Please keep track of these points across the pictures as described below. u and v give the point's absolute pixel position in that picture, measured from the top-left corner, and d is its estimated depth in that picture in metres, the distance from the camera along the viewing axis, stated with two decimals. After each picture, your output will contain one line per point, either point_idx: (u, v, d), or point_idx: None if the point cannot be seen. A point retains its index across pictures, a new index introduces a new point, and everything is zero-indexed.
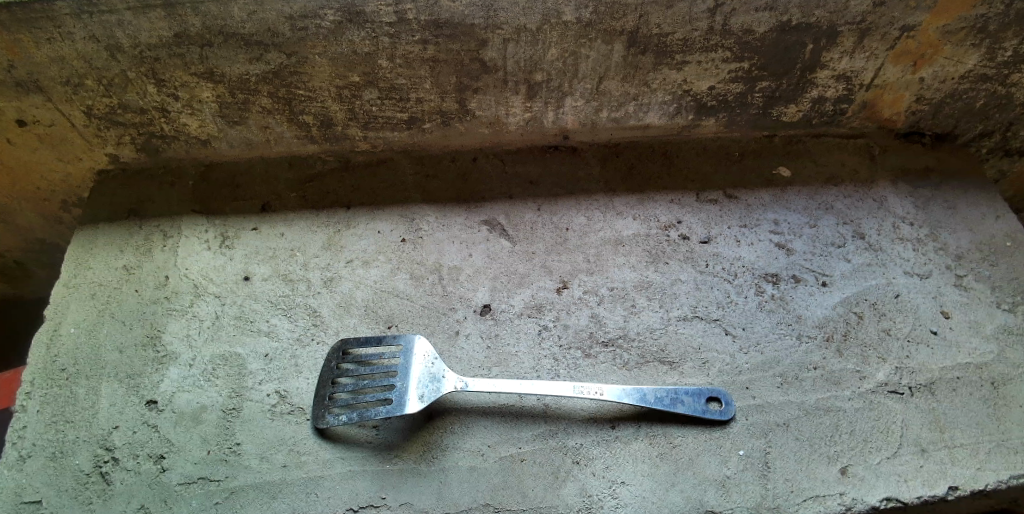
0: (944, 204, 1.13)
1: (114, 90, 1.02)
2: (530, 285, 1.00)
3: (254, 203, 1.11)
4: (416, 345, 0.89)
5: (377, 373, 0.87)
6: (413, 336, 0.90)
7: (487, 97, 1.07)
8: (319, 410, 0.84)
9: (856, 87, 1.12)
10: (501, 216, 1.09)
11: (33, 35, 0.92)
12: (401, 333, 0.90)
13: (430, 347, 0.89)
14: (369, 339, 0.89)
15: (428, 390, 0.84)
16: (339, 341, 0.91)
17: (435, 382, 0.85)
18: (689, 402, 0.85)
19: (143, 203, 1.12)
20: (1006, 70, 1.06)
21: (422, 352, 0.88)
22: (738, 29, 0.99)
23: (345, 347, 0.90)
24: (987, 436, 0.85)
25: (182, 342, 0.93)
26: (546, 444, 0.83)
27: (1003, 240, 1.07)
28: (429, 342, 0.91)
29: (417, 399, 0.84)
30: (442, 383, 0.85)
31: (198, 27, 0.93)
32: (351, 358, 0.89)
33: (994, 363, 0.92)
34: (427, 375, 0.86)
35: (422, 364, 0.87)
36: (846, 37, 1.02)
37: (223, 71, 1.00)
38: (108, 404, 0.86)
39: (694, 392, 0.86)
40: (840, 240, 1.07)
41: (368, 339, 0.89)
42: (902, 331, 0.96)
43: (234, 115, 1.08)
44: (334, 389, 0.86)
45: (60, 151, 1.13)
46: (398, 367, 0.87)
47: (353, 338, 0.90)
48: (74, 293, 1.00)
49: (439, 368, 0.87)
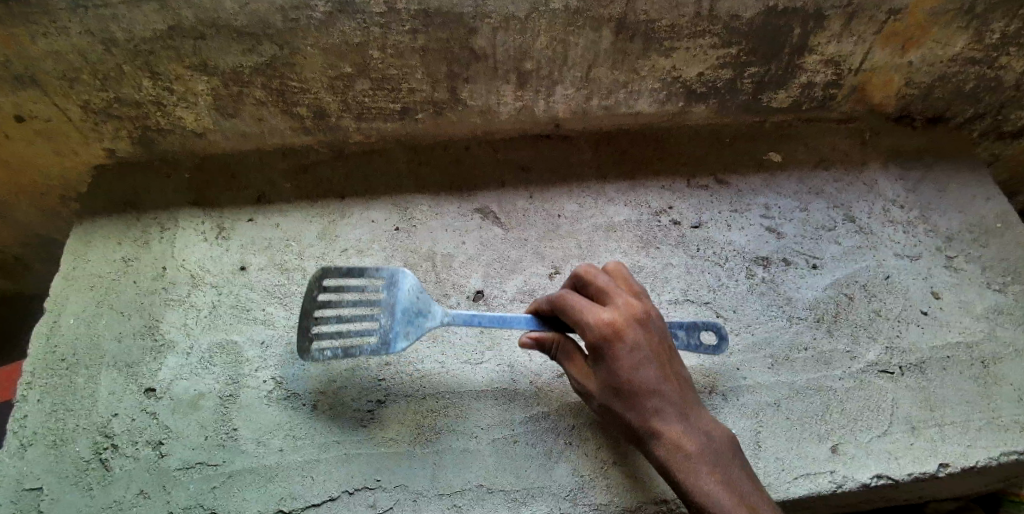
0: (934, 187, 1.15)
1: (110, 84, 1.03)
2: (523, 271, 1.00)
3: (249, 194, 1.13)
4: (402, 279, 0.87)
5: (360, 307, 0.85)
6: (396, 269, 0.88)
7: (478, 85, 1.08)
8: (305, 343, 0.84)
9: (845, 72, 1.13)
10: (493, 204, 1.09)
11: (28, 30, 0.93)
12: (382, 266, 0.88)
13: (415, 281, 0.88)
14: (350, 271, 0.87)
15: (415, 327, 0.85)
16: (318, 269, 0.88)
17: (422, 318, 0.85)
18: (684, 337, 0.84)
19: (139, 195, 1.13)
20: (995, 52, 1.09)
21: (408, 286, 0.87)
22: (725, 14, 1.00)
23: (326, 278, 0.87)
24: (978, 414, 0.87)
25: (179, 331, 0.94)
26: (538, 426, 0.84)
27: (993, 221, 1.10)
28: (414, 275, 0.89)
29: (401, 338, 0.84)
30: (429, 319, 0.85)
31: (191, 19, 0.94)
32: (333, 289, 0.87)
33: (985, 342, 0.94)
34: (412, 313, 0.85)
35: (409, 300, 0.86)
36: (833, 21, 1.03)
37: (217, 64, 1.01)
38: (108, 392, 0.88)
39: (689, 326, 0.85)
40: (831, 224, 1.08)
41: (350, 273, 0.87)
42: (893, 312, 0.97)
43: (228, 107, 1.09)
44: (317, 321, 0.85)
45: (58, 145, 1.14)
46: (382, 302, 0.86)
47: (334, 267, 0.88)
48: (73, 285, 1.01)
49: (425, 304, 0.86)
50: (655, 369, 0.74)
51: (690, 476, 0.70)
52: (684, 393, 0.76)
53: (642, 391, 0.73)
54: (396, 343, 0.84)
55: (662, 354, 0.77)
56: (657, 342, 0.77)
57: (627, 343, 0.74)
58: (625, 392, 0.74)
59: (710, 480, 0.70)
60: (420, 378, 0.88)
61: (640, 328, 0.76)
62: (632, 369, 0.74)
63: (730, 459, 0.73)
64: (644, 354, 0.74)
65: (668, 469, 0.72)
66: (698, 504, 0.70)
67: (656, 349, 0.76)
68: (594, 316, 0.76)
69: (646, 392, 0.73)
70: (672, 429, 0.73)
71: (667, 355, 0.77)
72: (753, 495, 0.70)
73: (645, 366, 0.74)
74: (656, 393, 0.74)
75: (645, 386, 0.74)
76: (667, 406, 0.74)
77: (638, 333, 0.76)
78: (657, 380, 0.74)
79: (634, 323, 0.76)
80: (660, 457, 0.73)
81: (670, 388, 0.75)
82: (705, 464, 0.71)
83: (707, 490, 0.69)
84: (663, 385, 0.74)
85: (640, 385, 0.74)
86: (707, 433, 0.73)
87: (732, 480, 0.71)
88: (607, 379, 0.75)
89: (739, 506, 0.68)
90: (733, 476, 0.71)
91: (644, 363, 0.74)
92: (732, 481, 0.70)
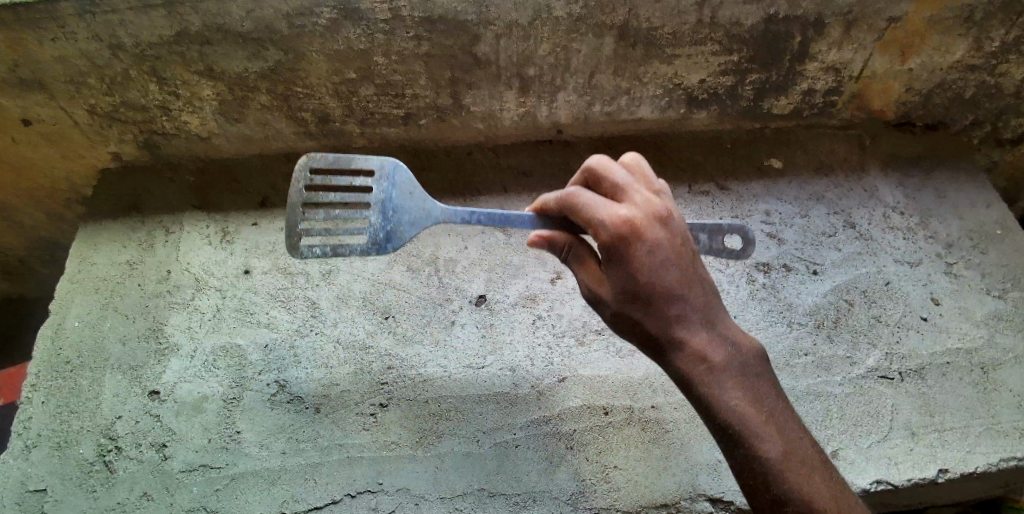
0: (933, 193, 1.16)
1: (116, 89, 1.04)
2: (524, 275, 1.01)
3: (253, 198, 1.13)
4: (393, 173, 0.77)
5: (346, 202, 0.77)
6: (387, 160, 0.77)
7: (481, 91, 1.09)
8: (293, 240, 0.77)
9: (845, 79, 1.14)
10: (495, 209, 1.10)
11: (37, 35, 0.94)
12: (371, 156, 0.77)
13: (409, 174, 0.78)
14: (336, 161, 0.76)
15: (408, 227, 0.77)
16: (304, 161, 0.78)
17: (416, 217, 0.77)
18: (706, 242, 0.74)
19: (144, 199, 1.14)
20: (994, 60, 1.10)
21: (400, 181, 0.77)
22: (726, 22, 1.02)
23: (312, 168, 0.78)
24: (978, 420, 0.87)
25: (183, 334, 0.95)
26: (540, 430, 0.85)
27: (993, 227, 1.11)
28: (404, 168, 0.78)
29: (392, 237, 0.76)
30: (424, 220, 0.77)
31: (198, 25, 0.96)
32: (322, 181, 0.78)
33: (984, 348, 0.95)
34: (405, 212, 0.77)
35: (401, 196, 0.77)
36: (833, 29, 1.04)
37: (222, 69, 1.02)
38: (112, 395, 0.88)
39: (713, 228, 0.74)
40: (831, 230, 1.09)
41: (335, 163, 0.77)
42: (892, 318, 0.98)
43: (233, 112, 1.10)
44: (308, 215, 0.79)
45: (64, 149, 1.15)
46: (372, 199, 0.76)
47: (319, 155, 0.77)
48: (79, 288, 1.01)
49: (419, 203, 0.77)
50: (678, 273, 0.61)
51: (716, 394, 0.60)
52: (711, 300, 0.64)
53: (664, 298, 0.61)
54: (388, 244, 0.76)
55: (687, 256, 0.63)
56: (681, 243, 0.63)
57: (647, 242, 0.60)
58: (642, 298, 0.61)
59: (739, 399, 0.59)
60: (422, 383, 0.89)
61: (662, 227, 0.62)
62: (653, 271, 0.60)
63: (759, 373, 0.62)
64: (666, 255, 0.61)
65: (691, 386, 0.61)
66: (724, 426, 0.59)
67: (680, 252, 0.62)
68: (608, 213, 0.61)
69: (668, 299, 0.61)
70: (697, 341, 0.61)
71: (692, 258, 0.64)
72: (784, 414, 0.61)
73: (667, 270, 0.61)
74: (679, 299, 0.61)
75: (668, 292, 0.61)
76: (691, 315, 0.61)
77: (660, 231, 0.61)
78: (680, 284, 0.61)
79: (655, 219, 0.62)
80: (680, 369, 0.61)
81: (695, 295, 0.62)
82: (733, 379, 0.60)
83: (735, 408, 0.59)
84: (686, 290, 0.62)
85: (662, 289, 0.61)
86: (736, 346, 0.62)
87: (761, 397, 0.61)
88: (620, 285, 0.61)
89: (770, 426, 0.59)
90: (763, 393, 0.61)
91: (665, 265, 0.61)
92: (762, 398, 0.60)
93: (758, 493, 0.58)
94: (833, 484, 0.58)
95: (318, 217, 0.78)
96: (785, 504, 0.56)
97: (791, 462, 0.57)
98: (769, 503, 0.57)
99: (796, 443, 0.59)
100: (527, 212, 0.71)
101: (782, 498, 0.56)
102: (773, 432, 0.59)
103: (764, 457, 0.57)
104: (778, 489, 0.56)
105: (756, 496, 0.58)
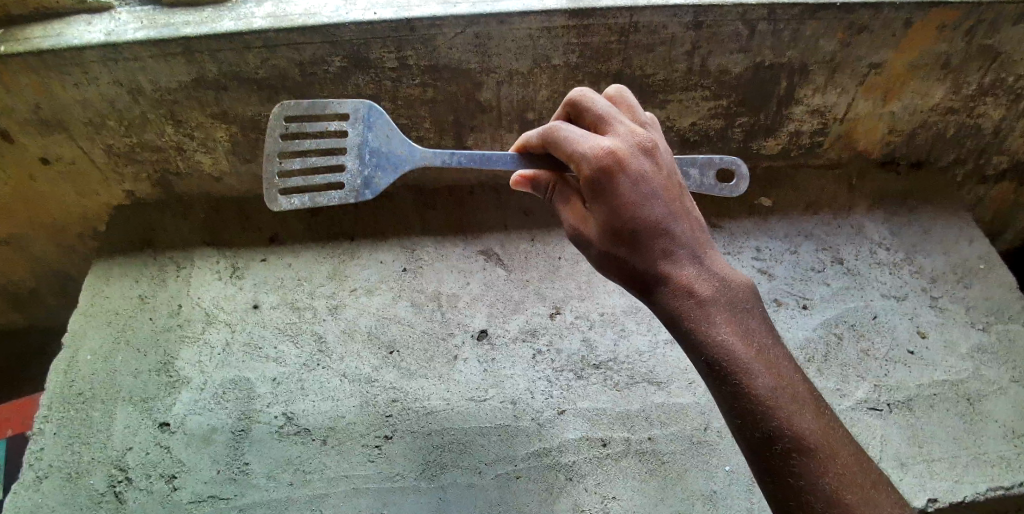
0: (918, 229, 1.21)
1: (134, 130, 1.10)
2: (525, 311, 1.05)
3: (263, 235, 1.18)
4: (369, 117, 0.79)
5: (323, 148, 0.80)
6: (362, 103, 0.80)
7: (483, 134, 1.15)
8: (269, 191, 0.79)
9: (830, 121, 1.20)
10: (497, 246, 1.14)
11: (63, 80, 1.01)
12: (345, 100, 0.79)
13: (384, 116, 0.79)
14: (312, 107, 0.79)
15: (385, 170, 0.78)
16: (277, 108, 0.81)
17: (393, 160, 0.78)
18: (696, 177, 0.74)
19: (157, 235, 1.18)
20: (972, 102, 1.16)
21: (376, 123, 0.79)
22: (715, 70, 1.08)
23: (285, 116, 0.81)
24: (965, 450, 0.90)
25: (193, 367, 0.97)
26: (541, 461, 0.87)
27: (976, 262, 1.16)
28: (380, 110, 0.79)
29: (373, 180, 0.78)
30: (400, 163, 0.78)
31: (215, 72, 1.01)
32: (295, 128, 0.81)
33: (970, 380, 0.98)
34: (384, 154, 0.79)
35: (378, 139, 0.79)
36: (816, 74, 1.11)
37: (237, 112, 1.08)
38: (123, 427, 0.91)
39: (704, 164, 0.74)
40: (820, 266, 1.14)
41: (309, 109, 0.79)
42: (880, 351, 1.01)
43: (246, 153, 1.15)
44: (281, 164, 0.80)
45: (81, 187, 1.21)
46: (348, 143, 0.79)
47: (293, 104, 0.81)
48: (92, 322, 1.05)
49: (397, 145, 0.78)
50: (663, 204, 0.58)
51: (702, 328, 0.55)
52: (699, 234, 0.60)
53: (648, 230, 0.58)
54: (369, 188, 0.78)
55: (673, 189, 0.60)
56: (667, 175, 0.60)
57: (631, 173, 0.57)
58: (626, 233, 0.58)
59: (728, 332, 0.54)
60: (426, 415, 0.92)
61: (647, 157, 0.59)
62: (637, 201, 0.57)
63: (752, 309, 0.57)
64: (651, 186, 0.58)
65: (676, 322, 0.56)
66: (711, 361, 0.54)
67: (664, 183, 0.59)
68: (590, 143, 0.58)
69: (652, 230, 0.58)
70: (682, 274, 0.57)
71: (678, 191, 0.61)
72: (778, 352, 0.55)
73: (651, 202, 0.57)
74: (664, 231, 0.58)
75: (652, 223, 0.57)
76: (676, 247, 0.58)
77: (644, 162, 0.59)
78: (666, 217, 0.58)
79: (639, 150, 0.59)
80: (667, 307, 0.57)
81: (682, 227, 0.59)
82: (722, 313, 0.55)
83: (722, 341, 0.54)
84: (673, 223, 0.58)
85: (647, 220, 0.57)
86: (725, 280, 0.57)
87: (753, 332, 0.55)
88: (605, 220, 0.58)
89: (763, 362, 0.53)
90: (755, 329, 0.55)
91: (650, 196, 0.57)
92: (753, 334, 0.55)
93: (747, 434, 0.52)
94: (829, 424, 0.52)
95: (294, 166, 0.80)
96: (776, 446, 0.51)
97: (783, 398, 0.52)
98: (759, 445, 0.52)
99: (790, 379, 0.54)
100: (510, 152, 0.69)
101: (772, 436, 0.51)
102: (765, 368, 0.53)
103: (753, 393, 0.52)
104: (767, 426, 0.51)
105: (745, 437, 0.52)
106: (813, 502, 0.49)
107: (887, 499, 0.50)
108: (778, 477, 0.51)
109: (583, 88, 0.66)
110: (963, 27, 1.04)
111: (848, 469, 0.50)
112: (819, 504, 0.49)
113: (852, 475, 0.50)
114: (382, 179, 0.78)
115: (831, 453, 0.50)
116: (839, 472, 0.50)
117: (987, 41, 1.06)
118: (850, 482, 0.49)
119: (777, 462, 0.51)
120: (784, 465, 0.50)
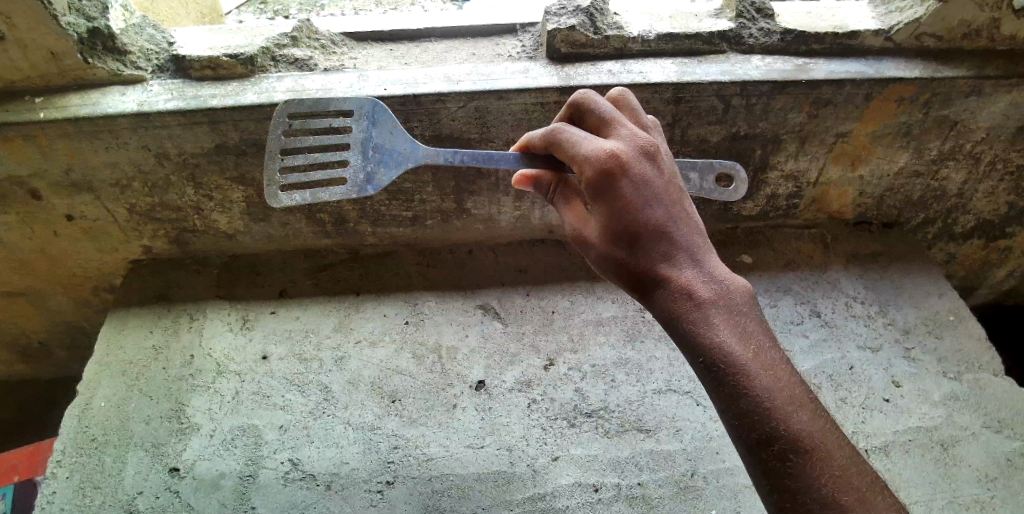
0: (891, 283, 1.29)
1: (157, 191, 1.18)
2: (520, 363, 1.10)
3: (272, 289, 1.25)
4: (374, 114, 0.86)
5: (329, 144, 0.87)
6: (367, 102, 0.87)
7: (482, 198, 1.22)
8: (271, 189, 0.88)
9: (803, 185, 1.31)
10: (494, 301, 1.21)
11: (94, 145, 1.09)
12: (349, 99, 0.86)
13: (388, 114, 0.87)
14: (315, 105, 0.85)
15: (387, 165, 0.85)
16: (282, 105, 0.90)
17: (395, 155, 0.85)
18: (696, 181, 0.81)
19: (171, 288, 1.25)
20: (934, 166, 1.26)
21: (381, 121, 0.86)
22: (694, 139, 1.19)
23: (290, 112, 0.89)
24: (939, 493, 0.96)
25: (204, 414, 1.02)
26: (535, 506, 0.92)
27: (947, 314, 1.23)
28: (384, 108, 0.87)
29: (375, 176, 0.85)
30: (402, 158, 0.84)
31: (236, 139, 1.10)
32: (298, 127, 0.89)
33: (943, 426, 1.04)
34: (387, 150, 0.85)
35: (382, 136, 0.86)
36: (789, 143, 1.21)
37: (254, 176, 1.17)
38: (134, 472, 0.95)
39: (704, 168, 0.81)
40: (799, 319, 1.21)
41: (315, 107, 0.86)
42: (857, 399, 1.08)
43: (259, 214, 1.23)
44: (285, 160, 0.90)
45: (100, 243, 1.29)
46: (353, 139, 0.86)
47: (297, 102, 0.88)
48: (107, 369, 1.10)
49: (399, 142, 0.85)
50: (663, 208, 0.64)
51: (702, 329, 0.60)
52: (697, 239, 0.65)
53: (648, 234, 0.63)
54: (371, 183, 0.84)
55: (673, 192, 0.66)
56: (666, 180, 0.66)
57: (632, 176, 0.63)
58: (628, 235, 0.64)
59: (726, 334, 0.60)
60: (426, 462, 0.96)
61: (648, 161, 0.65)
62: (637, 205, 0.63)
63: (748, 312, 0.62)
64: (652, 189, 0.64)
65: (677, 323, 0.62)
66: (710, 364, 0.59)
67: (665, 187, 0.65)
68: (593, 146, 0.64)
69: (653, 236, 0.63)
70: (682, 278, 0.62)
71: (678, 196, 0.67)
72: (773, 355, 0.61)
73: (651, 205, 0.63)
74: (665, 237, 0.63)
75: (652, 228, 0.63)
76: (677, 253, 0.63)
77: (645, 166, 0.65)
78: (666, 221, 0.64)
79: (640, 153, 0.65)
80: (668, 307, 0.63)
81: (681, 232, 0.64)
82: (720, 316, 0.61)
83: (720, 344, 0.59)
84: (673, 228, 0.64)
85: (648, 223, 0.63)
86: (723, 284, 0.63)
87: (749, 335, 0.61)
88: (608, 222, 0.64)
89: (759, 364, 0.59)
90: (751, 331, 0.61)
91: (651, 200, 0.63)
92: (750, 336, 0.61)
93: (745, 435, 0.58)
94: (823, 426, 0.58)
95: (296, 162, 0.89)
96: (771, 446, 0.56)
97: (777, 400, 0.58)
98: (756, 446, 0.57)
99: (784, 380, 0.59)
100: (510, 151, 0.75)
101: (768, 437, 0.56)
102: (761, 370, 0.59)
103: (750, 396, 0.57)
104: (765, 428, 0.56)
105: (742, 438, 0.58)
106: (808, 502, 0.55)
107: (880, 499, 0.55)
108: (774, 477, 0.56)
109: (587, 91, 0.72)
110: (920, 100, 1.14)
111: (840, 471, 0.55)
112: (815, 505, 0.54)
113: (846, 477, 0.55)
114: (384, 175, 0.85)
115: (824, 454, 0.56)
116: (831, 474, 0.55)
117: (944, 112, 1.16)
118: (841, 483, 0.55)
119: (774, 463, 0.56)
120: (780, 465, 0.56)
